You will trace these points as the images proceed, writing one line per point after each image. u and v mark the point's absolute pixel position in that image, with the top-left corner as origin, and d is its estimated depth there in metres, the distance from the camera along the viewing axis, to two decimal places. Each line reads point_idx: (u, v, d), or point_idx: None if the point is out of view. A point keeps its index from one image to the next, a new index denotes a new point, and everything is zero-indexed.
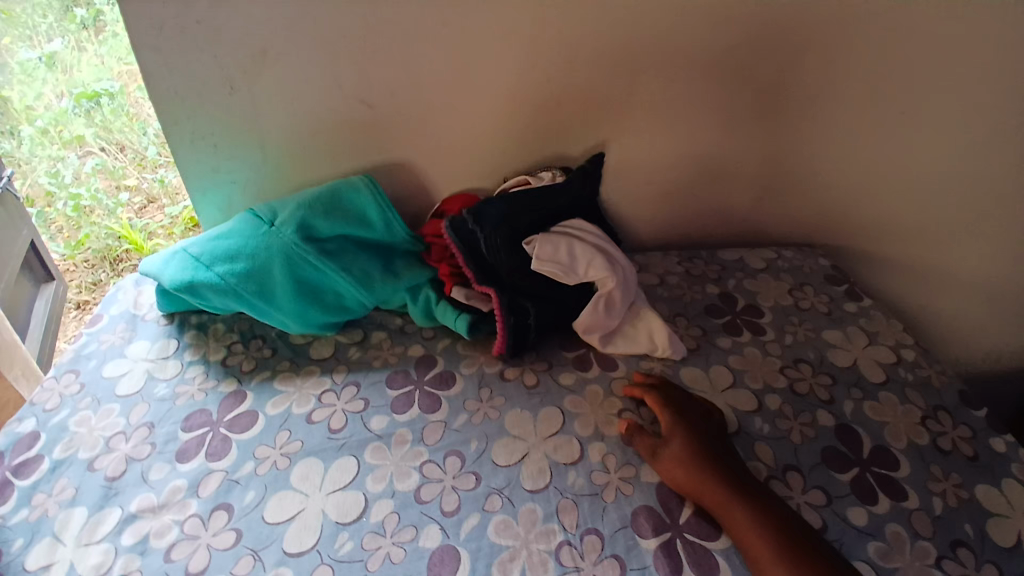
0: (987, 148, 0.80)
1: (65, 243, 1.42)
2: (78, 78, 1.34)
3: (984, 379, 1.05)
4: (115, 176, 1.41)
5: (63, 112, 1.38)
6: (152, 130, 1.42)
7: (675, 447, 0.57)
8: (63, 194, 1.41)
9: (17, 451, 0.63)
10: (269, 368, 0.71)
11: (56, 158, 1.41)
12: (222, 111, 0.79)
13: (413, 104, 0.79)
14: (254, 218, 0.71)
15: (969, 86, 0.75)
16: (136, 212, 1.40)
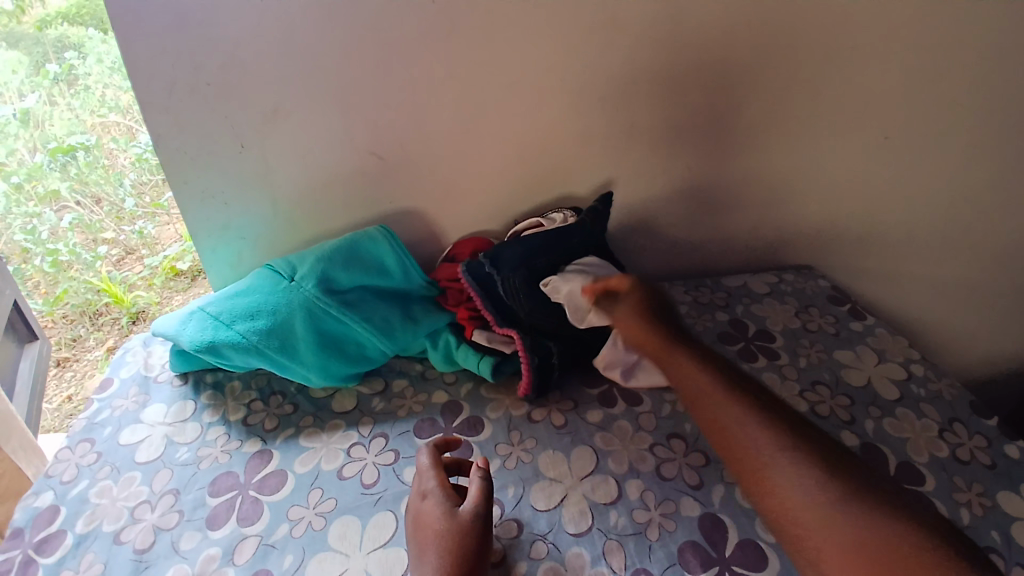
0: (969, 165, 0.85)
1: (42, 299, 1.36)
2: (50, 132, 1.36)
3: (980, 384, 1.08)
4: (92, 229, 1.39)
5: (38, 167, 1.35)
6: (128, 181, 1.39)
7: (625, 311, 0.65)
8: (40, 250, 1.35)
9: (37, 527, 0.62)
10: (294, 424, 0.70)
11: (31, 215, 1.35)
12: (232, 168, 0.80)
13: (422, 152, 0.80)
14: (272, 273, 0.73)
15: (949, 110, 0.80)
16: (116, 264, 1.40)
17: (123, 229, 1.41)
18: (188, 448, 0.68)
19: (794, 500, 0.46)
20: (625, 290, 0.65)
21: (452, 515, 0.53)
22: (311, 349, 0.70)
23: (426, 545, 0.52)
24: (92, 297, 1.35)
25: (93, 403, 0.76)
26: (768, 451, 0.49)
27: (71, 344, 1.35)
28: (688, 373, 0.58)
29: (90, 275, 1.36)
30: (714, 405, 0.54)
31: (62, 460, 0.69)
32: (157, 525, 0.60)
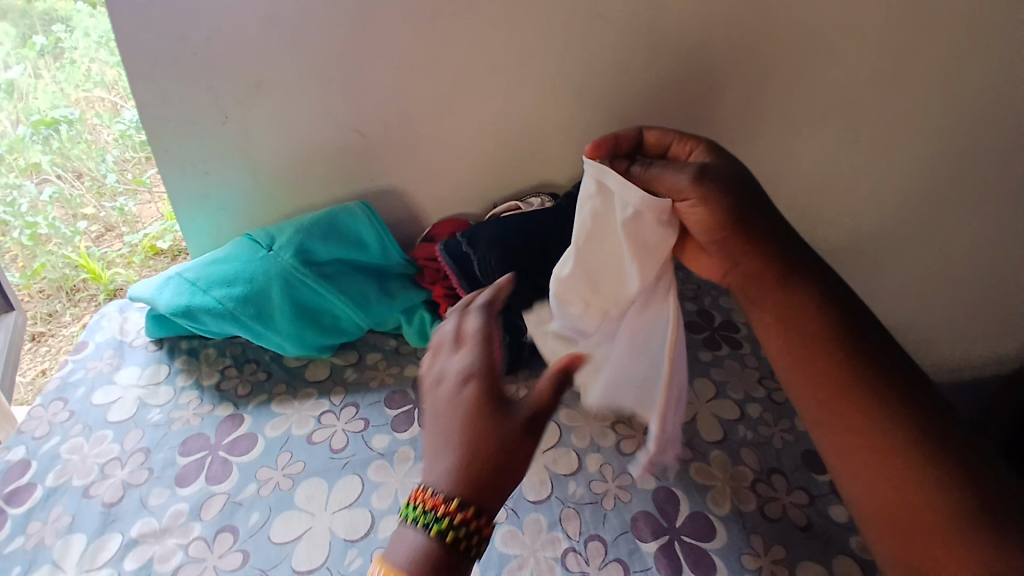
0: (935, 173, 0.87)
1: (20, 272, 1.37)
2: (31, 104, 1.30)
3: None
4: (71, 204, 1.39)
5: (19, 139, 1.32)
6: (109, 157, 1.37)
7: (702, 215, 0.50)
8: (18, 222, 1.35)
9: (7, 480, 0.62)
10: (266, 390, 0.71)
11: (11, 185, 1.34)
12: (215, 139, 0.81)
13: (405, 133, 0.82)
14: (251, 243, 0.74)
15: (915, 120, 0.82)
16: (95, 240, 1.41)
17: (103, 205, 1.40)
18: (161, 410, 0.69)
19: (910, 497, 0.44)
20: (712, 196, 0.49)
21: (495, 399, 0.46)
22: (287, 317, 0.72)
23: (458, 425, 0.44)
24: (70, 272, 1.37)
25: (67, 364, 0.76)
26: (894, 439, 0.45)
27: (46, 319, 1.37)
28: (790, 319, 0.51)
29: (69, 250, 1.37)
30: (819, 364, 0.49)
31: (34, 417, 0.69)
32: (126, 481, 0.61)
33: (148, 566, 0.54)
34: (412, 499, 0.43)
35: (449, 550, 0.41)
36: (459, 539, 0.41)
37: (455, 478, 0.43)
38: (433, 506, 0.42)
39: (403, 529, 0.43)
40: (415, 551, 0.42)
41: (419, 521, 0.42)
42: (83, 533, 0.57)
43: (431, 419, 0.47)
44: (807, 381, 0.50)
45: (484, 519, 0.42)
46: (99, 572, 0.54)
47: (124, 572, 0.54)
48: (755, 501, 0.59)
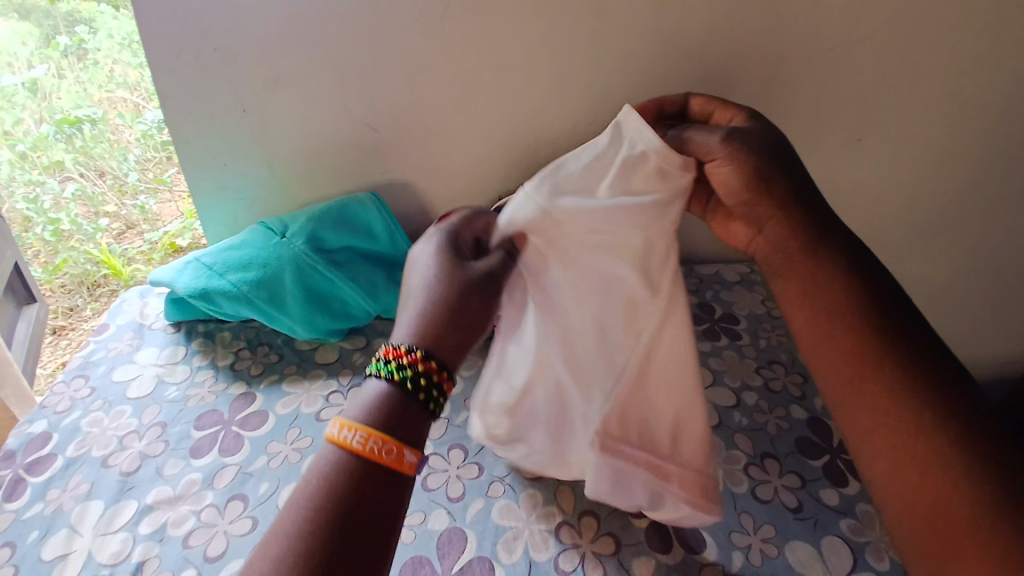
0: (941, 172, 0.86)
1: (42, 268, 1.45)
2: (56, 105, 1.43)
3: None
4: (93, 202, 1.44)
5: (43, 138, 1.43)
6: (131, 156, 1.43)
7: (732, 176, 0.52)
8: (41, 219, 1.43)
9: (29, 451, 0.66)
10: (278, 371, 0.74)
11: (34, 182, 1.43)
12: (233, 132, 0.84)
13: (413, 126, 0.85)
14: (265, 230, 0.77)
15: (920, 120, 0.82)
16: (116, 237, 1.44)
17: (125, 203, 1.45)
18: (177, 387, 0.72)
19: (925, 472, 0.41)
20: (719, 165, 0.52)
21: (484, 296, 0.51)
22: (299, 302, 0.75)
23: (445, 293, 0.50)
24: (91, 268, 1.41)
25: (90, 344, 0.80)
26: (909, 413, 0.43)
27: (67, 314, 1.43)
28: (813, 290, 0.49)
29: (90, 247, 1.41)
30: (843, 341, 0.47)
31: (57, 393, 0.73)
32: (143, 452, 0.65)
33: (162, 530, 0.57)
34: (380, 355, 0.47)
35: (412, 399, 0.45)
36: (418, 390, 0.46)
37: (415, 327, 0.48)
38: (402, 358, 0.46)
39: (367, 381, 0.46)
40: (379, 398, 0.45)
41: (387, 371, 0.46)
42: (101, 499, 0.60)
43: (427, 268, 0.52)
44: (828, 355, 0.48)
45: (444, 374, 0.47)
46: (115, 535, 0.57)
47: (139, 535, 0.57)
48: (748, 483, 0.61)
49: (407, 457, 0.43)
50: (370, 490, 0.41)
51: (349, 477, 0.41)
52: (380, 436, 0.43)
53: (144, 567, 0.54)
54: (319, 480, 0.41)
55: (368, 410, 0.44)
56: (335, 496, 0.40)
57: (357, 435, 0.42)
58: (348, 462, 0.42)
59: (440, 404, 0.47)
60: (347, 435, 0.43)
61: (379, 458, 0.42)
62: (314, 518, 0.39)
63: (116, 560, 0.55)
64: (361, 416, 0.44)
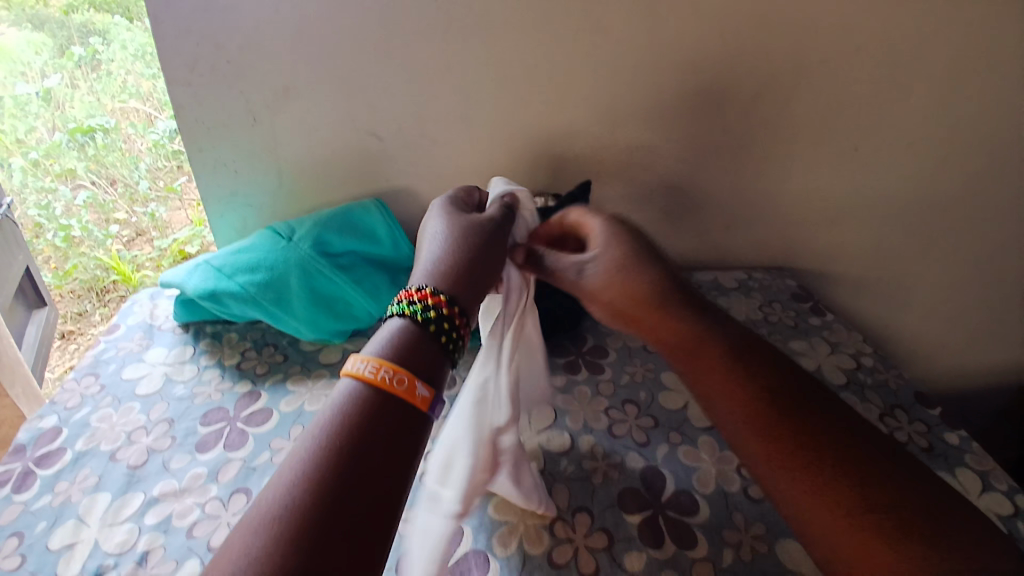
0: (938, 181, 0.87)
1: (54, 273, 1.53)
2: (70, 113, 1.48)
3: (953, 402, 1.10)
4: (104, 209, 1.49)
5: (57, 145, 1.49)
6: (142, 165, 1.45)
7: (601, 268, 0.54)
8: (52, 225, 1.52)
9: (40, 444, 0.68)
10: (282, 371, 0.76)
11: (47, 189, 1.51)
12: (243, 139, 0.87)
13: (418, 135, 0.87)
14: (273, 234, 0.80)
15: (915, 129, 0.83)
16: (126, 244, 1.48)
17: (135, 211, 1.48)
18: (185, 385, 0.75)
19: (854, 535, 0.42)
20: (602, 282, 0.53)
21: (499, 254, 0.57)
22: (304, 303, 0.77)
23: (462, 250, 0.55)
24: (101, 273, 1.46)
25: (100, 344, 0.82)
26: (826, 475, 0.45)
27: (77, 318, 1.50)
28: (712, 364, 0.51)
29: (100, 253, 1.46)
30: (750, 408, 0.49)
31: (68, 390, 0.75)
32: (151, 447, 0.67)
33: (167, 521, 0.59)
34: (403, 298, 0.51)
35: (431, 338, 0.49)
36: (439, 329, 0.49)
37: (439, 274, 0.53)
38: (422, 300, 0.50)
39: (389, 321, 0.50)
40: (398, 338, 0.48)
41: (409, 310, 0.50)
42: (108, 492, 0.62)
43: (440, 235, 0.57)
44: (743, 422, 0.49)
45: (460, 319, 0.51)
46: (121, 526, 0.59)
47: (145, 525, 0.58)
48: (740, 483, 0.62)
49: (419, 390, 0.45)
50: (381, 433, 0.42)
51: (365, 406, 0.43)
52: (396, 368, 0.45)
53: (149, 556, 0.56)
54: (335, 411, 0.43)
55: (387, 346, 0.47)
56: (347, 431, 0.41)
57: (372, 366, 0.45)
58: (364, 392, 0.44)
59: (456, 347, 0.50)
60: (365, 365, 0.45)
61: (390, 386, 0.44)
62: (322, 455, 0.39)
63: (122, 549, 0.56)
64: (380, 351, 0.47)
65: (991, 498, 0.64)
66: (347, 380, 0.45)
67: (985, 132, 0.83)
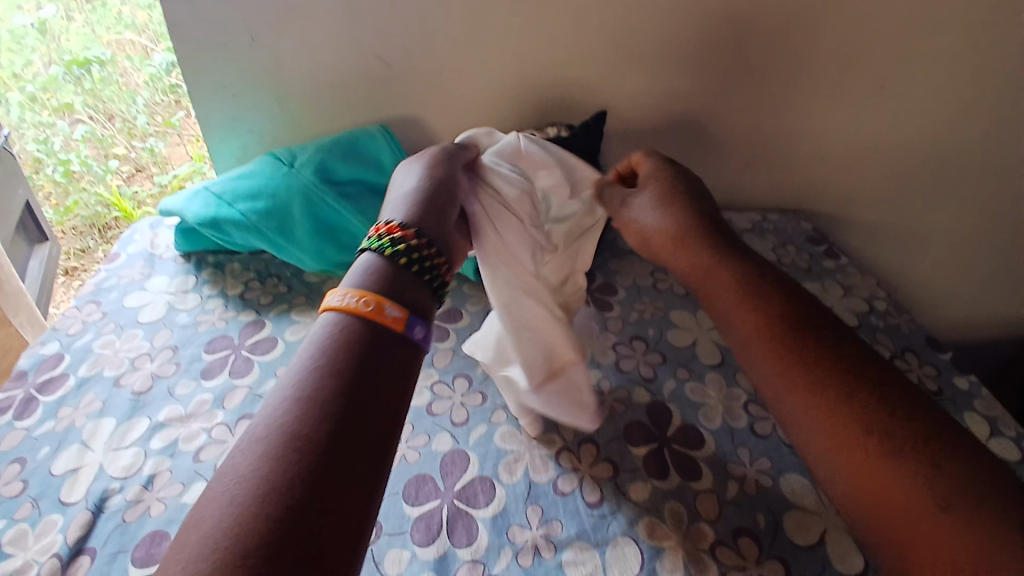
0: (973, 122, 0.83)
1: (54, 210, 1.48)
2: (66, 48, 1.47)
3: (962, 352, 1.09)
4: (103, 143, 1.47)
5: (52, 79, 1.46)
6: (140, 100, 1.46)
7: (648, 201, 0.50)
8: (51, 160, 1.47)
9: (42, 370, 0.68)
10: (287, 301, 0.75)
11: (45, 124, 1.47)
12: (243, 62, 0.82)
13: (426, 61, 0.82)
14: (274, 161, 0.77)
15: (954, 65, 0.78)
16: (126, 180, 1.47)
17: (134, 145, 1.47)
18: (188, 313, 0.74)
19: (882, 474, 0.33)
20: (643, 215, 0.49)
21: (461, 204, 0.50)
22: (308, 233, 0.75)
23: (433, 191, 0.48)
24: (102, 210, 1.44)
25: (101, 272, 0.81)
26: (850, 409, 0.35)
27: (79, 255, 1.47)
28: (724, 288, 0.43)
29: (101, 189, 1.44)
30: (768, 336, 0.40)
31: (70, 317, 0.75)
32: (155, 372, 0.66)
33: (174, 445, 0.59)
34: (369, 235, 0.43)
35: (405, 272, 0.41)
36: (416, 261, 0.41)
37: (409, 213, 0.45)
38: (390, 232, 0.42)
39: (358, 258, 0.42)
40: (370, 272, 0.40)
41: (375, 244, 0.41)
42: (113, 416, 0.62)
43: (415, 174, 0.49)
44: (759, 358, 0.40)
45: (430, 248, 0.43)
46: (127, 449, 0.59)
47: (151, 449, 0.59)
48: (746, 419, 0.61)
49: (389, 314, 0.38)
50: (377, 375, 0.35)
51: (345, 342, 0.36)
52: (369, 298, 0.38)
53: (155, 480, 0.56)
54: (315, 352, 0.35)
55: (360, 278, 0.40)
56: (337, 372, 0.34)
57: (343, 296, 0.38)
58: (343, 328, 0.37)
59: (436, 281, 0.42)
60: (334, 298, 0.38)
61: (360, 315, 0.37)
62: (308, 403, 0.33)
63: (128, 472, 0.57)
64: (354, 284, 0.39)
65: (998, 444, 0.64)
66: (325, 317, 0.37)
67: None
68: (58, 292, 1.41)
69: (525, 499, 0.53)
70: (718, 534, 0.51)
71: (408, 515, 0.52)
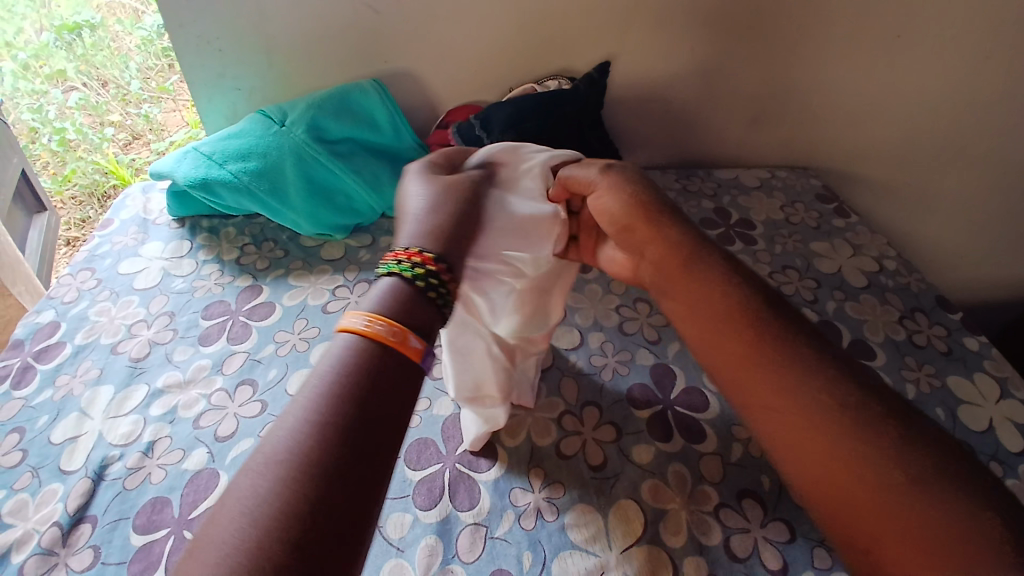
0: (997, 72, 0.78)
1: (51, 179, 1.41)
2: (57, 13, 1.51)
3: (970, 313, 1.07)
4: (97, 111, 1.45)
5: (44, 47, 1.46)
6: (133, 64, 1.47)
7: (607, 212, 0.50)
8: (46, 129, 1.41)
9: (38, 339, 0.67)
10: (283, 266, 0.74)
11: (38, 92, 1.44)
12: (227, 14, 0.78)
13: (419, 11, 0.77)
14: (264, 119, 0.75)
15: (979, 9, 0.73)
16: (123, 148, 1.44)
17: (129, 112, 1.46)
18: (184, 279, 0.73)
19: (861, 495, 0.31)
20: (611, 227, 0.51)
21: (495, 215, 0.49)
22: (302, 194, 0.73)
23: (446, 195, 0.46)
24: (101, 178, 1.40)
25: (94, 238, 0.79)
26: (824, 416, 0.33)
27: (80, 226, 1.41)
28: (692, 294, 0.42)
29: (98, 156, 1.41)
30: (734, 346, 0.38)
31: (64, 284, 0.73)
32: (152, 339, 0.66)
33: (173, 412, 0.59)
34: (393, 257, 0.40)
35: (429, 305, 0.39)
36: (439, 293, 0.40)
37: (425, 228, 0.43)
38: (418, 260, 0.40)
39: (379, 280, 0.39)
40: (392, 292, 0.38)
41: (401, 269, 0.39)
42: (111, 384, 0.62)
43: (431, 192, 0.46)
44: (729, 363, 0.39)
45: (456, 281, 0.41)
46: (126, 417, 0.59)
47: (150, 417, 0.58)
48: None
49: (411, 342, 0.36)
50: (393, 390, 0.34)
51: (363, 363, 0.34)
52: (394, 324, 0.36)
53: (155, 447, 0.56)
54: (330, 370, 0.33)
55: (381, 302, 0.37)
56: (348, 386, 0.32)
57: (370, 321, 0.36)
58: (358, 354, 0.34)
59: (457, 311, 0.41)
60: (356, 319, 0.36)
61: (381, 338, 0.35)
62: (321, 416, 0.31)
63: (128, 440, 0.57)
64: (375, 307, 0.37)
65: (1007, 404, 0.63)
66: (344, 339, 0.35)
67: None
68: (61, 262, 1.37)
69: (528, 462, 0.53)
70: (722, 496, 0.51)
71: (410, 479, 0.52)
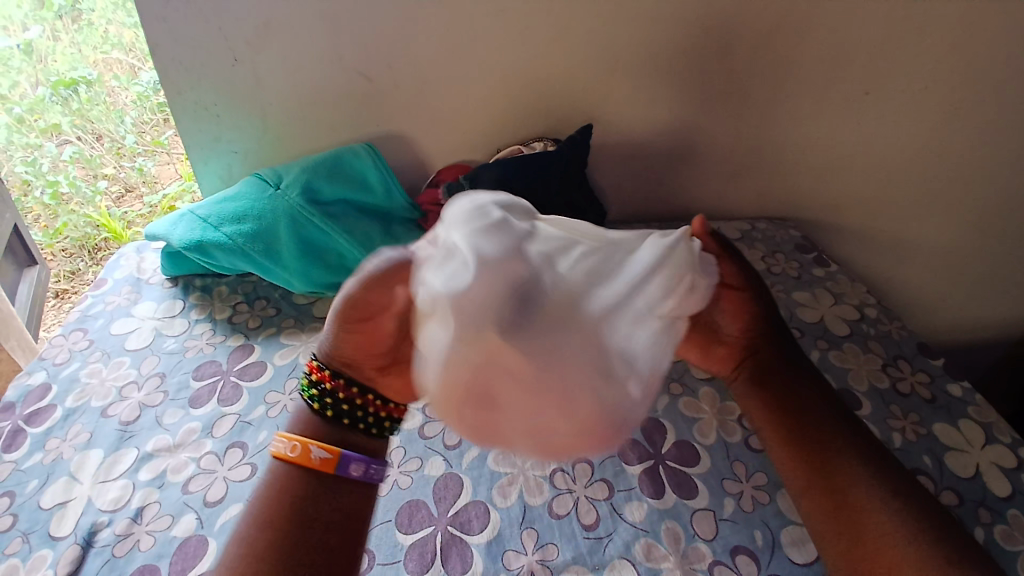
0: (957, 127, 0.83)
1: (43, 232, 1.42)
2: (53, 68, 1.48)
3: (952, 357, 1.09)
4: (92, 164, 1.47)
5: (40, 101, 1.45)
6: (128, 119, 1.49)
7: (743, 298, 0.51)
8: (40, 182, 1.43)
9: (29, 402, 0.67)
10: (275, 324, 0.75)
11: (32, 146, 1.45)
12: (226, 81, 0.81)
13: (411, 78, 0.81)
14: (259, 182, 0.77)
15: (935, 72, 0.79)
16: (116, 201, 1.47)
17: (122, 165, 1.48)
18: (176, 340, 0.73)
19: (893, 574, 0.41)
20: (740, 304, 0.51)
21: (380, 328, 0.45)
22: (295, 255, 0.75)
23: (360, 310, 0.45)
24: (92, 232, 1.42)
25: (87, 298, 0.80)
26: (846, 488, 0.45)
27: (69, 277, 1.42)
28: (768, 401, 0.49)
29: (90, 210, 1.43)
30: (773, 421, 0.49)
31: (56, 345, 0.73)
32: (142, 402, 0.65)
33: (162, 476, 0.58)
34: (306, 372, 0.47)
35: (350, 427, 0.46)
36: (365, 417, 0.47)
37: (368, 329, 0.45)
38: (319, 377, 0.46)
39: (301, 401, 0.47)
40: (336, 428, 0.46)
41: (307, 392, 0.46)
42: (100, 448, 0.61)
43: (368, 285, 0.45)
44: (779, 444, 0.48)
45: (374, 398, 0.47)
46: (115, 483, 0.58)
47: (139, 481, 0.58)
48: (741, 433, 0.61)
49: (314, 454, 0.43)
50: (343, 519, 0.43)
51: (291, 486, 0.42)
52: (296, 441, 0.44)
53: (144, 513, 0.55)
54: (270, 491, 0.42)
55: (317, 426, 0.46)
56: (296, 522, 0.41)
57: (292, 443, 0.44)
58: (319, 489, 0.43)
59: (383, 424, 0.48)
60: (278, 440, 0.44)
61: (305, 462, 0.43)
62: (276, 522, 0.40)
63: (117, 506, 0.56)
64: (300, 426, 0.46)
65: (992, 450, 0.64)
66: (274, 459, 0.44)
67: (1010, 72, 0.78)
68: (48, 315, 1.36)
69: (520, 523, 0.53)
70: (716, 553, 0.51)
71: (401, 543, 0.51)
